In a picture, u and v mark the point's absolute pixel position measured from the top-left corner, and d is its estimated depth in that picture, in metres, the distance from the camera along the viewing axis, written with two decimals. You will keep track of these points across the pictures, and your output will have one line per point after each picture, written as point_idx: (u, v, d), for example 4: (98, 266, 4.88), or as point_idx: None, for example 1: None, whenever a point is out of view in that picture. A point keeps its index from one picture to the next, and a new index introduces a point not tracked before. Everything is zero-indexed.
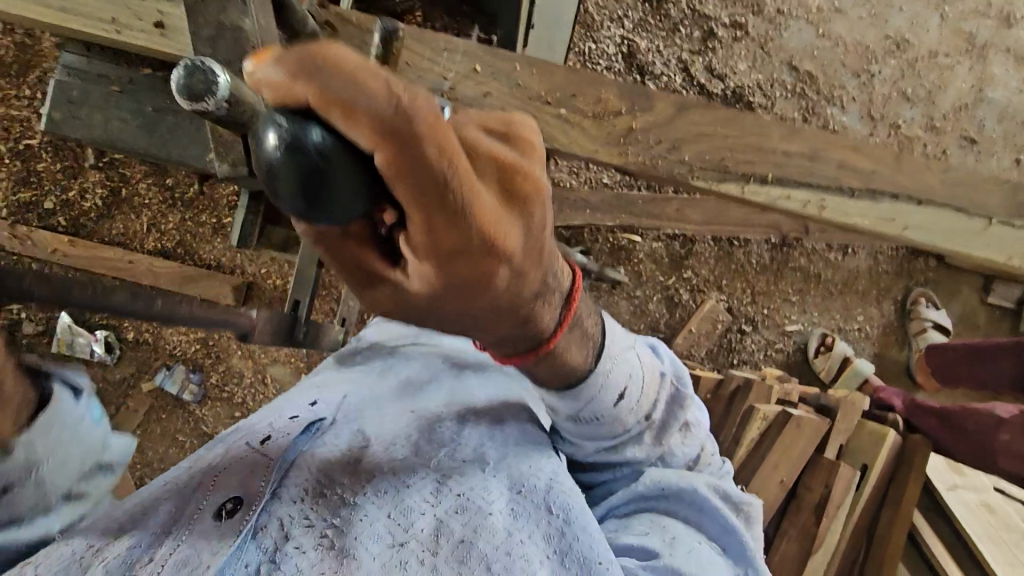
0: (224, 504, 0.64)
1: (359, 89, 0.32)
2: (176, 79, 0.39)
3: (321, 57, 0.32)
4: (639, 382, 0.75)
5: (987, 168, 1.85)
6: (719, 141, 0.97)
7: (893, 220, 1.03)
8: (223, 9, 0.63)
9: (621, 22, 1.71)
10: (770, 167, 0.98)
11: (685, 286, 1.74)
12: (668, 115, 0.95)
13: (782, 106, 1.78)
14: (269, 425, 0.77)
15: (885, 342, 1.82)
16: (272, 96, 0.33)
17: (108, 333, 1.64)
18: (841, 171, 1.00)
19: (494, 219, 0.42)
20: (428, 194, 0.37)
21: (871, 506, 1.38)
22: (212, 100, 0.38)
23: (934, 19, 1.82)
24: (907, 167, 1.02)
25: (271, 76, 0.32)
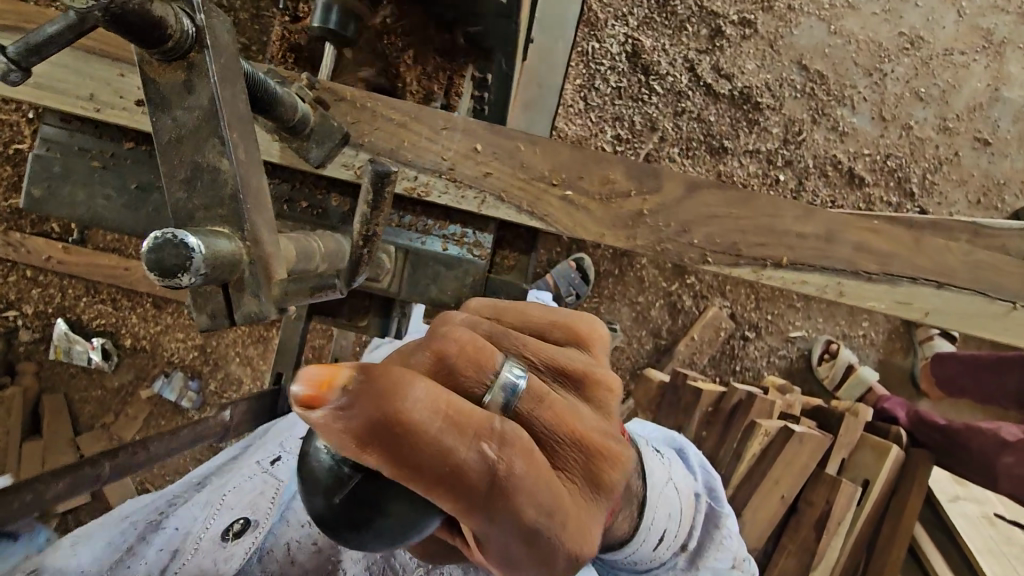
0: (234, 525, 0.77)
1: (435, 449, 0.38)
2: (145, 247, 0.43)
3: (399, 424, 0.37)
4: (677, 518, 0.73)
5: (1001, 170, 1.80)
6: (731, 222, 0.97)
7: (910, 305, 1.00)
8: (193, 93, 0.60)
9: (626, 20, 1.65)
10: (784, 250, 0.97)
11: (688, 293, 1.72)
12: (676, 196, 0.96)
13: (791, 107, 1.73)
14: (280, 444, 0.90)
15: (891, 349, 1.79)
16: (336, 441, 0.38)
17: (105, 340, 1.63)
18: (858, 255, 0.98)
19: (579, 526, 0.44)
20: (507, 528, 0.41)
21: (872, 519, 1.37)
22: (187, 277, 0.44)
23: (950, 15, 1.75)
24: (926, 249, 1.00)
25: (345, 431, 0.37)
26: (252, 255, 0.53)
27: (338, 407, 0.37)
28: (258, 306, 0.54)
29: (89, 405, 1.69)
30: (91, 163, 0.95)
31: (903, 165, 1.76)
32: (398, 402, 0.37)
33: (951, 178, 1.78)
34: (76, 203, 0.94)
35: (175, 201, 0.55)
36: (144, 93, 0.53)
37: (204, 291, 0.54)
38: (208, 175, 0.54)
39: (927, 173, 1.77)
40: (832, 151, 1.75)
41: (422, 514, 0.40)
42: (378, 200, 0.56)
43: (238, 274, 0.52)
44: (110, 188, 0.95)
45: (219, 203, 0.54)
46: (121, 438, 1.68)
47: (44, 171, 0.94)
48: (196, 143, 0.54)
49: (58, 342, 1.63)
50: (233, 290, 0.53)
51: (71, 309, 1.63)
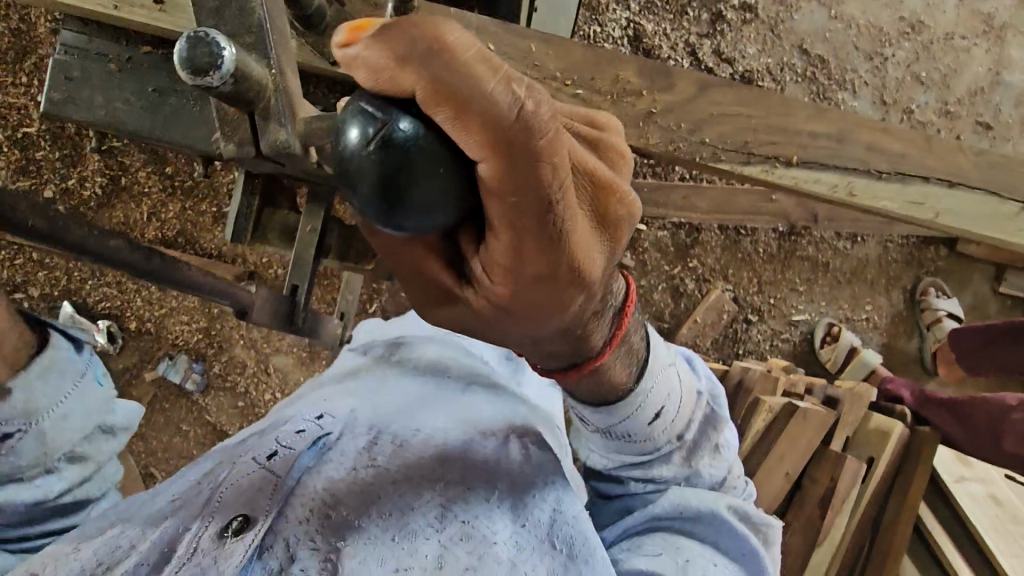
0: (232, 522, 0.61)
1: (469, 86, 0.35)
2: (178, 46, 0.46)
3: (436, 48, 0.35)
4: (676, 399, 0.78)
5: (1002, 154, 1.80)
6: (744, 122, 0.97)
7: (924, 205, 1.02)
8: None
9: (627, 4, 1.65)
10: (796, 149, 0.98)
11: (691, 276, 1.72)
12: (689, 95, 0.96)
13: (792, 91, 1.74)
14: (276, 438, 0.73)
15: (895, 332, 1.79)
16: (371, 76, 0.37)
17: (110, 323, 1.64)
18: (869, 156, 1.00)
19: (580, 234, 0.45)
20: (521, 213, 0.40)
21: (877, 497, 1.37)
22: (217, 75, 0.46)
23: (950, 0, 1.76)
24: (938, 150, 1.03)
25: (380, 58, 0.36)
26: (278, 84, 0.55)
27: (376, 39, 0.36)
28: (283, 135, 0.55)
29: None
30: (109, 67, 0.94)
31: None
32: (437, 27, 0.35)
33: None
34: (94, 108, 0.93)
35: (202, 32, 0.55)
36: None
37: (233, 119, 0.56)
38: (234, 3, 0.54)
39: None
40: None
41: (448, 172, 0.38)
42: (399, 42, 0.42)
43: (265, 99, 0.53)
44: (127, 91, 0.94)
45: (247, 31, 0.55)
46: None
47: (66, 77, 0.94)
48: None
49: None
50: (259, 118, 0.55)
51: (76, 292, 1.63)
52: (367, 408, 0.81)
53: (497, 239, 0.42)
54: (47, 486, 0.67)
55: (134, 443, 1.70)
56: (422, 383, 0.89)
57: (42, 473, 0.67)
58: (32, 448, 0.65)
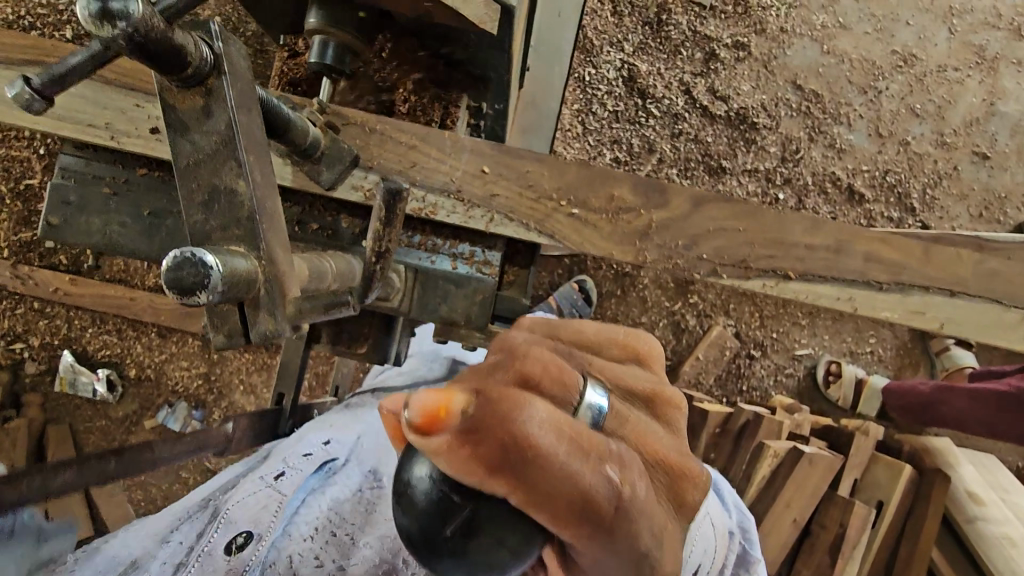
0: (237, 539, 0.76)
1: (550, 478, 0.38)
2: (164, 265, 0.44)
3: (514, 445, 0.37)
4: (715, 555, 0.73)
5: (1002, 183, 1.80)
6: (741, 235, 0.97)
7: (924, 314, 0.99)
8: (216, 169, 0.54)
9: (621, 45, 1.68)
10: (793, 263, 0.97)
11: (691, 312, 1.71)
12: (683, 211, 0.96)
13: (787, 125, 1.75)
14: (284, 459, 0.89)
15: (900, 365, 1.77)
16: (451, 467, 0.37)
17: (110, 371, 1.64)
18: (870, 266, 0.98)
19: (668, 547, 0.45)
20: (608, 558, 0.41)
21: (886, 543, 1.34)
22: (205, 294, 0.44)
23: (942, 33, 1.77)
24: (939, 259, 0.99)
25: (454, 456, 0.36)
26: (269, 274, 0.53)
27: (456, 432, 0.36)
28: (275, 324, 0.54)
29: (93, 436, 1.68)
30: (103, 191, 0.94)
31: (902, 180, 1.77)
32: (518, 427, 0.37)
33: (952, 192, 1.78)
34: (93, 232, 0.94)
35: (192, 224, 0.55)
36: (165, 119, 0.53)
37: (221, 311, 0.54)
38: (226, 197, 0.54)
39: (926, 188, 1.77)
40: (831, 167, 1.76)
41: (525, 548, 0.39)
42: (391, 216, 0.63)
43: (256, 291, 0.52)
44: (120, 213, 0.95)
45: (236, 224, 0.54)
46: None
47: (58, 198, 0.94)
48: (214, 166, 0.54)
49: (64, 372, 1.64)
50: (248, 307, 0.53)
51: (77, 340, 1.64)
52: (368, 437, 0.95)
53: (584, 574, 0.43)
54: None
55: (133, 491, 1.69)
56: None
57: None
58: None
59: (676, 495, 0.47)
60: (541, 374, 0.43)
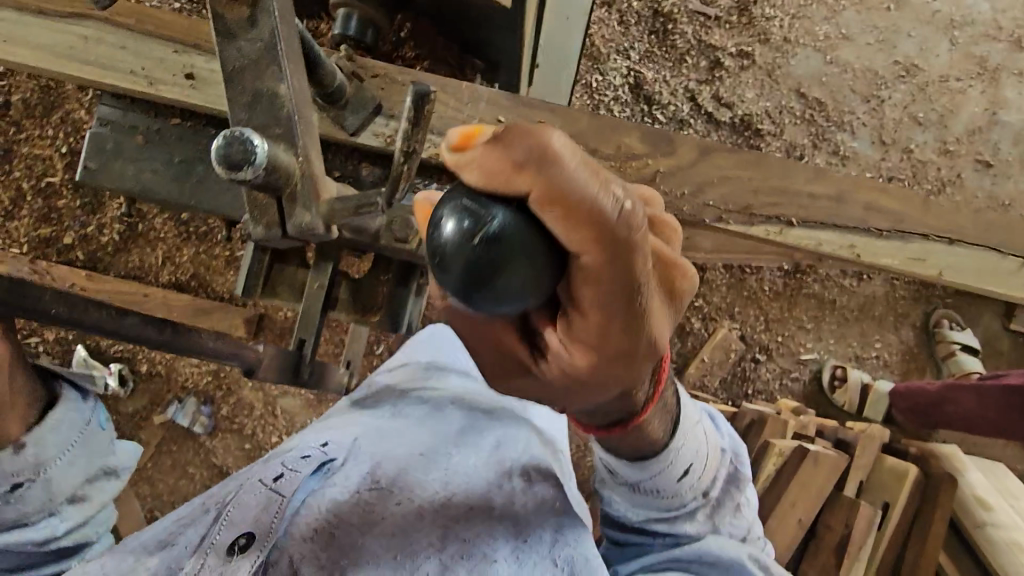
0: (238, 541, 0.67)
1: (572, 181, 0.40)
2: (214, 147, 0.54)
3: (544, 154, 0.40)
4: (703, 459, 0.78)
5: (1005, 191, 1.81)
6: (747, 186, 1.05)
7: (924, 261, 1.14)
8: (259, 74, 0.63)
9: (627, 54, 1.73)
10: (796, 210, 1.06)
11: (696, 315, 1.72)
12: (692, 159, 1.04)
13: (791, 132, 1.78)
14: (282, 461, 0.78)
15: (906, 370, 1.77)
16: (482, 174, 0.42)
17: (122, 366, 1.66)
18: (869, 214, 1.10)
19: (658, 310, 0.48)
20: (609, 291, 0.44)
21: (893, 546, 1.33)
22: (250, 171, 0.54)
23: (943, 44, 1.81)
24: (936, 210, 1.13)
25: (488, 160, 0.42)
26: (304, 170, 0.64)
27: (490, 143, 0.42)
28: (308, 217, 0.65)
29: None
30: (137, 140, 1.03)
31: (905, 187, 1.79)
32: (547, 136, 0.40)
33: (955, 199, 1.80)
34: (126, 177, 1.02)
35: (237, 122, 0.64)
36: (217, 29, 0.62)
37: (262, 203, 0.65)
38: (267, 99, 0.64)
39: (930, 195, 1.79)
40: (834, 174, 1.78)
41: (543, 257, 0.42)
42: (417, 117, 0.57)
43: (292, 185, 0.63)
44: (158, 162, 1.03)
45: (276, 123, 0.64)
46: (132, 466, 1.68)
47: (99, 149, 1.03)
48: (257, 72, 0.63)
49: None
50: (286, 199, 0.64)
51: (91, 335, 1.67)
52: (369, 435, 0.86)
53: (585, 310, 0.45)
54: (51, 528, 0.67)
55: (140, 487, 1.70)
56: (422, 415, 0.92)
57: (45, 517, 0.67)
58: (40, 496, 0.66)
59: (670, 282, 0.51)
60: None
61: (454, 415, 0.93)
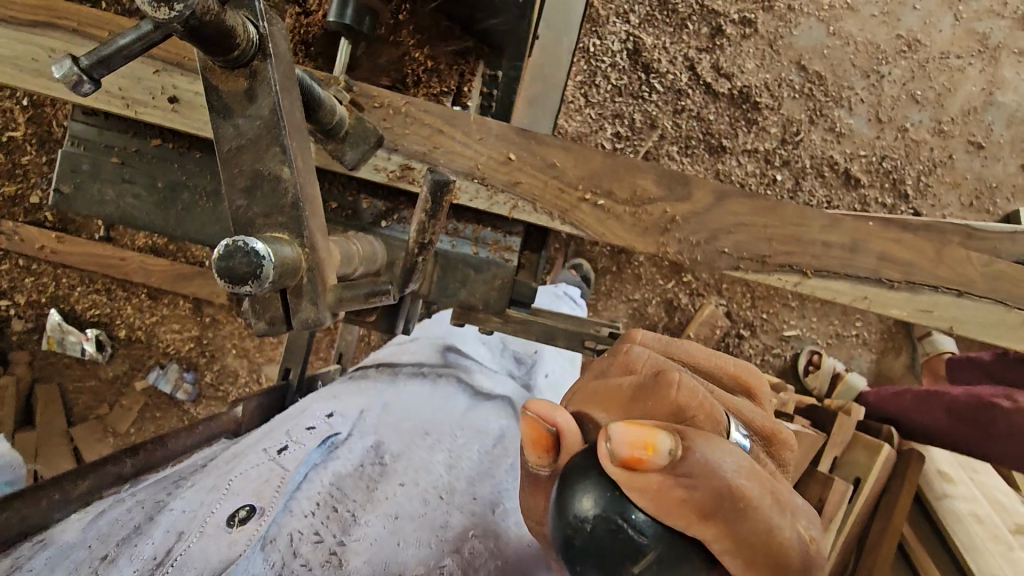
0: (238, 512, 0.66)
1: (761, 520, 0.45)
2: (214, 253, 0.45)
3: (729, 495, 0.45)
4: None
5: (994, 173, 1.82)
6: (758, 231, 0.94)
7: (933, 314, 0.98)
8: (259, 156, 0.56)
9: (627, 17, 1.66)
10: (809, 260, 0.95)
11: (685, 291, 1.73)
12: (705, 204, 0.93)
13: (789, 107, 1.74)
14: (287, 436, 0.81)
15: (883, 348, 1.82)
16: (651, 504, 0.45)
17: (99, 331, 1.62)
18: (882, 263, 0.96)
19: None
20: None
21: (862, 519, 1.39)
22: (254, 284, 0.46)
23: (947, 19, 1.77)
24: (947, 259, 0.98)
25: (665, 490, 0.45)
26: (311, 262, 0.55)
27: (662, 468, 0.45)
28: (315, 312, 0.56)
29: (83, 396, 1.68)
30: (113, 162, 0.92)
31: (898, 167, 1.78)
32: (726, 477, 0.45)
33: (945, 180, 1.80)
34: (105, 202, 0.92)
35: (234, 209, 0.57)
36: (208, 105, 0.55)
37: (264, 299, 0.56)
38: (268, 183, 0.56)
39: (921, 175, 1.79)
40: (829, 151, 1.76)
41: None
42: (436, 207, 0.65)
43: (299, 279, 0.54)
44: (139, 187, 0.92)
45: (279, 211, 0.56)
46: (115, 431, 1.67)
47: (72, 168, 0.92)
48: (257, 150, 0.56)
49: (52, 332, 1.61)
50: (291, 296, 0.56)
51: (65, 299, 1.61)
52: (372, 412, 0.89)
53: None
54: None
55: (124, 453, 1.69)
56: (419, 396, 0.97)
57: None
58: None
59: None
60: (696, 406, 0.51)
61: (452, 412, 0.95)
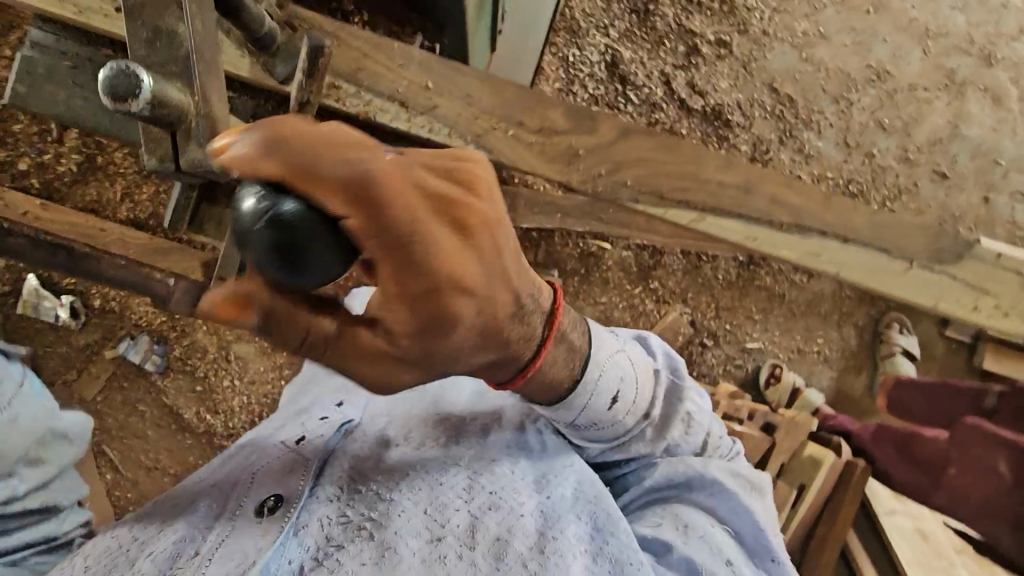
0: (268, 502, 0.86)
1: (329, 159, 0.51)
2: (98, 78, 0.60)
3: (300, 141, 0.51)
4: (629, 381, 0.92)
5: (956, 203, 1.87)
6: (657, 167, 1.34)
7: (823, 255, 1.41)
8: (160, 14, 0.69)
9: (606, 31, 1.73)
10: (703, 196, 1.35)
11: (651, 297, 1.77)
12: (612, 137, 1.32)
13: (760, 126, 1.80)
14: (306, 430, 1.01)
15: (844, 367, 1.85)
16: (257, 173, 0.50)
17: (73, 298, 1.66)
18: (772, 207, 1.38)
19: (457, 257, 0.60)
20: (396, 248, 0.56)
21: (805, 527, 1.41)
22: (133, 103, 0.60)
23: (915, 53, 1.85)
24: (832, 206, 1.42)
25: (243, 154, 0.50)
26: (200, 111, 0.70)
27: (251, 141, 0.50)
28: (199, 154, 0.70)
29: (52, 362, 1.71)
30: (66, 66, 1.18)
31: (863, 191, 1.84)
32: (298, 129, 0.51)
33: (909, 207, 1.85)
34: (57, 103, 1.18)
35: (135, 57, 0.70)
36: None
37: (155, 140, 0.71)
38: (166, 37, 0.69)
39: (885, 200, 1.85)
40: (797, 171, 1.82)
41: (338, 237, 0.53)
42: None
43: (187, 122, 0.69)
44: (86, 95, 1.19)
45: (174, 62, 0.70)
46: (81, 398, 1.70)
47: (26, 71, 1.18)
48: (156, 10, 0.69)
49: (27, 297, 1.65)
50: (180, 138, 0.70)
51: (43, 266, 1.65)
52: (377, 407, 1.07)
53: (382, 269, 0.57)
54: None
55: (89, 420, 1.72)
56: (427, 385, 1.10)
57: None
58: None
59: (442, 218, 0.59)
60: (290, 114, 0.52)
61: (454, 390, 1.09)
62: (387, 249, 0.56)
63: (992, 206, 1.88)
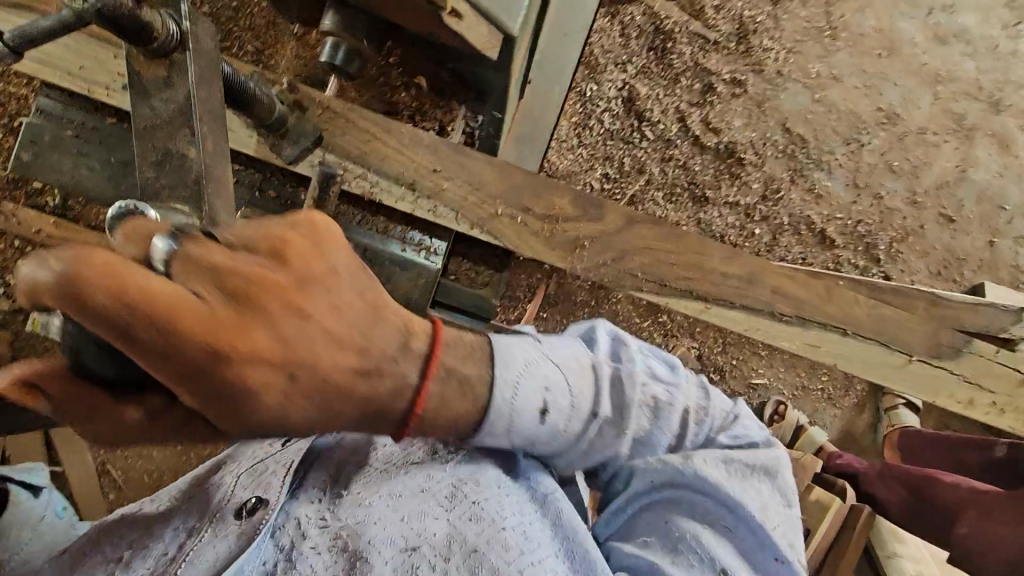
0: (249, 504, 0.90)
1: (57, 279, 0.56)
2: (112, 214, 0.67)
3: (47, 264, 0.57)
4: (556, 388, 0.87)
5: (961, 246, 1.90)
6: (665, 257, 1.40)
7: (820, 347, 1.48)
8: (170, 137, 0.76)
9: (624, 67, 1.75)
10: (707, 285, 1.40)
11: (659, 330, 1.78)
12: (617, 226, 1.38)
13: (772, 165, 1.82)
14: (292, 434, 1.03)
15: (847, 405, 1.86)
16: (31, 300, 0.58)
17: None
18: (773, 296, 1.44)
19: (228, 335, 0.63)
20: (152, 354, 0.60)
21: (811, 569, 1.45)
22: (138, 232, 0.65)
23: (925, 97, 1.88)
24: (836, 298, 1.48)
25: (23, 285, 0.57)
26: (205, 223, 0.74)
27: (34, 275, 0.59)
28: None
29: None
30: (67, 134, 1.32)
31: (871, 232, 1.86)
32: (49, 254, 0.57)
33: (915, 249, 1.88)
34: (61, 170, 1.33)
35: (146, 179, 0.76)
36: (134, 88, 0.77)
37: None
38: (176, 159, 0.76)
39: (892, 241, 1.87)
40: (807, 211, 1.84)
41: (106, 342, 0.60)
42: None
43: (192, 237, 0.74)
44: (89, 160, 1.34)
45: (183, 184, 0.75)
46: None
47: (32, 138, 1.31)
48: (168, 131, 0.76)
49: None
50: None
51: None
52: None
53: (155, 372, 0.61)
54: None
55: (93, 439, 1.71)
56: None
57: None
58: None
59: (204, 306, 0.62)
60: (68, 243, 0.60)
61: None
62: (115, 331, 0.58)
63: (996, 250, 1.91)
